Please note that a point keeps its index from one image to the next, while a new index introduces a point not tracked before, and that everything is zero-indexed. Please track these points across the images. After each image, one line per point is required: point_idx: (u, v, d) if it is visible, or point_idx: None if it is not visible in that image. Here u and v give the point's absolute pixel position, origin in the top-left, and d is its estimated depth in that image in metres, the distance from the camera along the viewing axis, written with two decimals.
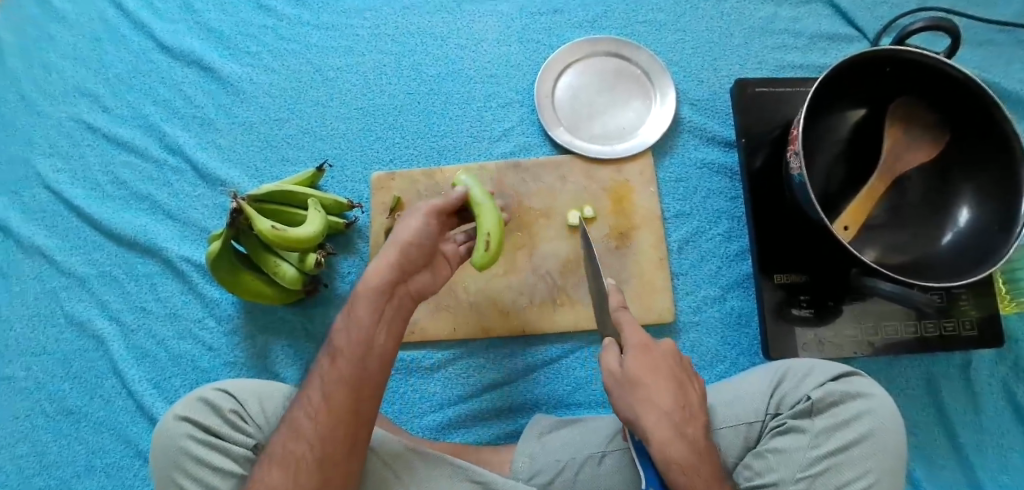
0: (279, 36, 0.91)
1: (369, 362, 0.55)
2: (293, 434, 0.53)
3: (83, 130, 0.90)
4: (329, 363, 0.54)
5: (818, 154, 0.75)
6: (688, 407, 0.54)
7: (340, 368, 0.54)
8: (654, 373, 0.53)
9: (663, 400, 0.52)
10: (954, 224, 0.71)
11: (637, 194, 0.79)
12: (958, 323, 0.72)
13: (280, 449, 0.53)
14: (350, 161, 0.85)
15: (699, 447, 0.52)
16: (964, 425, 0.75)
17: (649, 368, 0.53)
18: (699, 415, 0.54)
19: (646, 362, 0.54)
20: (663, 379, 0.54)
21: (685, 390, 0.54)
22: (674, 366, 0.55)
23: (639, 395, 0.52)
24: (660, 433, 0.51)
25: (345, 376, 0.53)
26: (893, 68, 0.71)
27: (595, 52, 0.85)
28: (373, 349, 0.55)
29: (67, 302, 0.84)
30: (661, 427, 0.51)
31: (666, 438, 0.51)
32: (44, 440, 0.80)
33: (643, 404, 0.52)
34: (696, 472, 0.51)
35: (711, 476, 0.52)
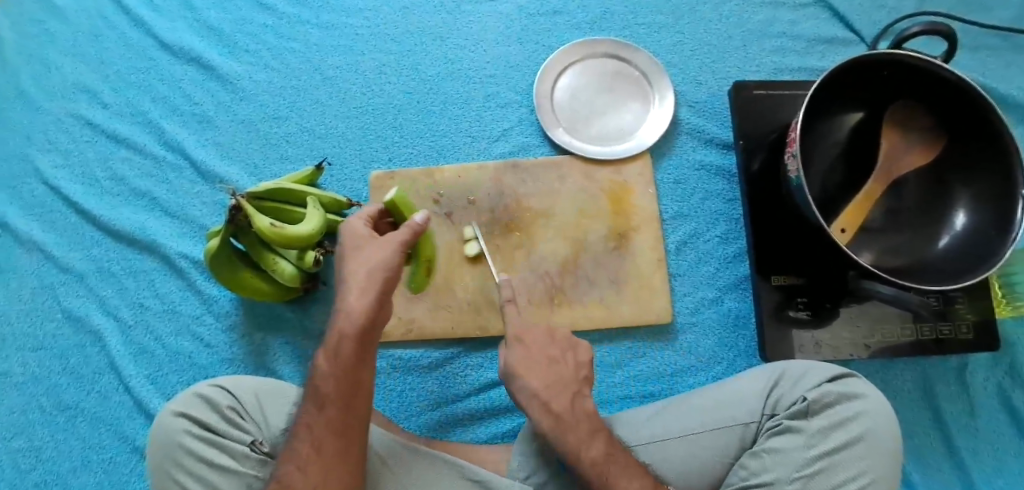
0: (279, 35, 0.91)
1: (356, 402, 0.55)
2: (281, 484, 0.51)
3: (82, 126, 0.90)
4: (316, 408, 0.54)
5: (816, 157, 0.75)
6: (563, 386, 0.60)
7: (325, 418, 0.54)
8: (530, 363, 0.60)
9: (532, 373, 0.59)
10: (950, 227, 0.71)
11: (636, 194, 0.79)
12: (954, 327, 0.73)
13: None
14: (350, 159, 0.85)
15: (568, 416, 0.59)
16: (960, 428, 0.75)
17: (529, 362, 0.60)
18: (574, 384, 0.61)
19: (528, 357, 0.60)
20: (542, 374, 0.60)
21: (558, 369, 0.61)
22: (548, 346, 0.61)
23: (517, 381, 0.59)
24: (533, 409, 0.59)
25: (335, 417, 0.54)
26: (890, 72, 0.71)
27: (594, 53, 0.85)
28: (356, 397, 0.55)
29: (65, 298, 0.84)
30: (535, 408, 0.58)
31: (536, 413, 0.58)
32: (40, 435, 0.80)
33: (523, 394, 0.59)
34: (568, 432, 0.58)
35: (584, 436, 0.58)
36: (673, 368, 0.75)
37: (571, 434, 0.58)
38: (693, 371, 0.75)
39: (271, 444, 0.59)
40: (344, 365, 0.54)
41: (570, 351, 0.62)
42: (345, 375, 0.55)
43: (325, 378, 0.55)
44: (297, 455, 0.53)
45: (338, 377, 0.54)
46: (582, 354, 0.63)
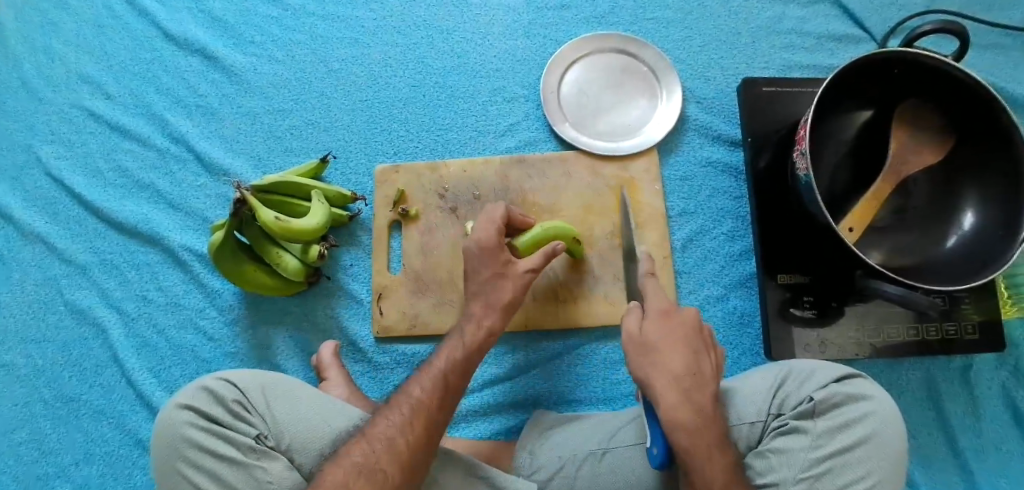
0: (284, 26, 0.90)
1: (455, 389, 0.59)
2: (366, 475, 0.52)
3: (86, 117, 0.90)
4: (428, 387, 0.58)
5: (824, 155, 0.74)
6: (702, 381, 0.55)
7: (419, 419, 0.55)
8: (673, 345, 0.56)
9: (672, 362, 0.55)
10: (958, 227, 0.71)
11: (642, 191, 0.79)
12: (959, 327, 0.72)
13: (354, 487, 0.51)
14: (354, 153, 0.84)
15: (708, 410, 0.53)
16: (963, 428, 0.75)
17: (669, 348, 0.56)
18: (711, 384, 0.56)
19: (669, 344, 0.56)
20: (680, 359, 0.56)
21: (700, 358, 0.56)
22: (692, 332, 0.57)
23: (655, 361, 0.55)
24: (670, 397, 0.53)
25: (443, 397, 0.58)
26: (901, 70, 0.71)
27: (602, 48, 0.85)
28: (448, 406, 0.58)
29: (67, 290, 0.84)
30: (672, 393, 0.53)
31: (677, 404, 0.53)
32: (43, 427, 0.80)
33: (658, 382, 0.54)
34: (703, 432, 0.52)
35: (715, 442, 0.52)
36: None
37: (703, 443, 0.52)
38: None
39: (276, 439, 0.59)
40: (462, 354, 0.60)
41: (709, 349, 0.58)
42: (449, 385, 0.58)
43: (422, 385, 0.58)
44: (384, 450, 0.53)
45: (434, 383, 0.58)
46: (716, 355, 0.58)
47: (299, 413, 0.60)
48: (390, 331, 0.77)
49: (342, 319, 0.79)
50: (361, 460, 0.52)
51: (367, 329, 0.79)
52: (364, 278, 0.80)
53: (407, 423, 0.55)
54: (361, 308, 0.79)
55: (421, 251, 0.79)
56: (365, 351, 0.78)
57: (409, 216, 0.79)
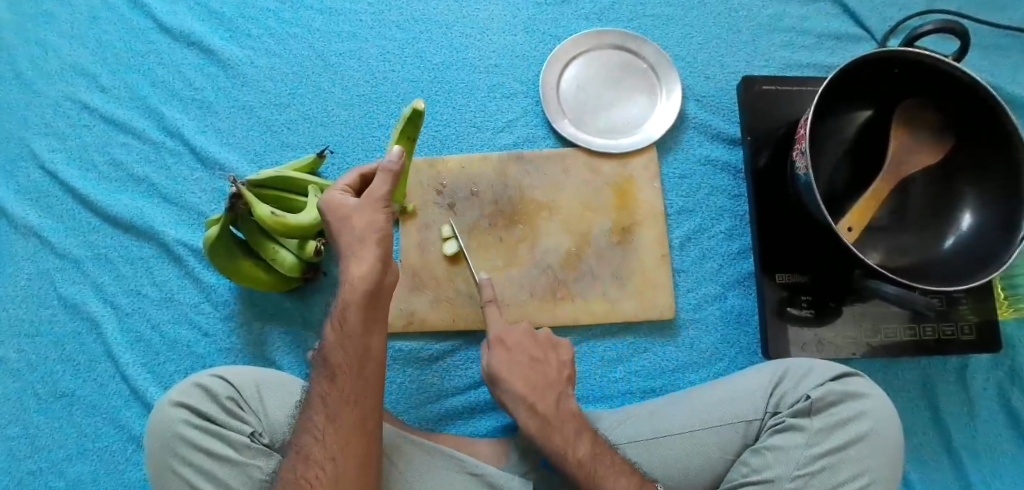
0: (281, 20, 0.89)
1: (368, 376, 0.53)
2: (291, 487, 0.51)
3: (80, 110, 0.89)
4: (327, 382, 0.53)
5: (823, 154, 0.74)
6: (547, 388, 0.61)
7: (326, 417, 0.52)
8: (514, 365, 0.61)
9: (514, 379, 0.60)
10: (956, 228, 0.71)
11: (641, 189, 0.78)
12: (957, 328, 0.73)
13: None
14: (352, 148, 0.84)
15: (554, 415, 0.59)
16: (959, 427, 0.75)
17: (510, 368, 0.61)
18: (558, 386, 0.62)
19: (509, 365, 0.61)
20: (523, 375, 0.61)
21: (540, 370, 0.62)
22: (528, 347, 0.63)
23: (499, 383, 0.60)
24: (519, 412, 0.59)
25: (343, 389, 0.53)
26: (901, 70, 0.70)
27: (601, 44, 0.84)
28: (350, 391, 0.53)
29: (62, 285, 0.83)
30: (520, 409, 0.59)
31: (523, 415, 0.59)
32: (35, 423, 0.79)
33: (507, 401, 0.60)
34: (555, 434, 0.58)
35: (569, 435, 0.58)
36: (674, 364, 0.75)
37: (558, 434, 0.58)
38: (695, 368, 0.75)
39: (270, 435, 0.59)
40: (344, 345, 0.53)
41: (549, 355, 0.63)
42: (344, 366, 0.53)
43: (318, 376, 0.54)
44: (298, 459, 0.52)
45: (332, 377, 0.53)
46: (563, 353, 0.64)
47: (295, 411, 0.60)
48: None
49: None
50: (286, 470, 0.52)
51: None
52: None
53: (312, 424, 0.53)
54: None
55: (417, 246, 0.78)
56: None
57: (407, 212, 0.78)
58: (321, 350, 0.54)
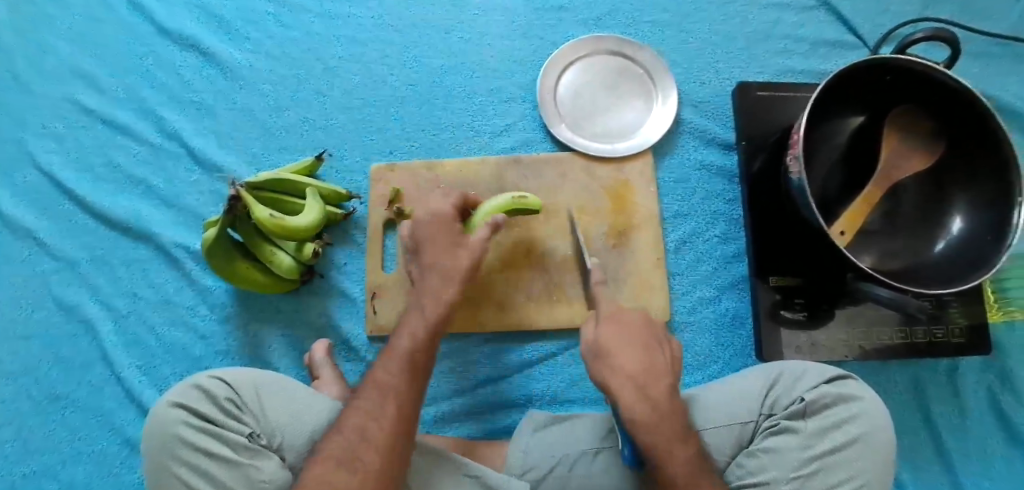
0: (281, 23, 0.90)
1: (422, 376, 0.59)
2: (345, 468, 0.53)
3: (78, 111, 0.89)
4: (388, 374, 0.58)
5: (816, 159, 0.75)
6: (659, 375, 0.54)
7: (391, 404, 0.56)
8: (622, 346, 0.54)
9: (627, 362, 0.54)
10: (947, 232, 0.72)
11: (637, 193, 0.79)
12: (948, 331, 0.74)
13: (334, 481, 0.52)
14: (350, 151, 0.84)
15: (664, 405, 0.53)
16: (950, 430, 0.76)
17: (619, 349, 0.54)
18: (668, 376, 0.55)
19: (618, 346, 0.54)
20: (634, 358, 0.54)
21: (653, 355, 0.55)
22: (642, 331, 0.56)
23: (608, 362, 0.54)
24: (626, 398, 0.53)
25: (407, 382, 0.58)
26: (893, 77, 0.72)
27: (599, 50, 0.85)
28: (416, 388, 0.58)
29: (57, 287, 0.83)
30: (628, 392, 0.53)
31: (634, 402, 0.53)
32: (30, 425, 0.79)
33: (613, 385, 0.53)
34: (661, 427, 0.53)
35: (675, 436, 0.53)
36: None
37: (665, 429, 0.53)
38: (690, 370, 0.75)
39: (269, 437, 0.59)
40: (415, 344, 0.59)
41: (664, 342, 0.57)
42: (410, 360, 0.59)
43: (389, 368, 0.58)
44: (358, 440, 0.54)
45: (404, 368, 0.58)
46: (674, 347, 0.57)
47: (293, 412, 0.60)
48: (384, 330, 0.77)
49: (334, 317, 0.79)
50: (337, 449, 0.54)
51: (362, 328, 0.78)
52: (358, 277, 0.80)
53: (378, 408, 0.56)
54: (355, 307, 0.79)
55: None
56: (359, 350, 0.78)
57: (404, 215, 0.78)
58: (384, 350, 0.60)
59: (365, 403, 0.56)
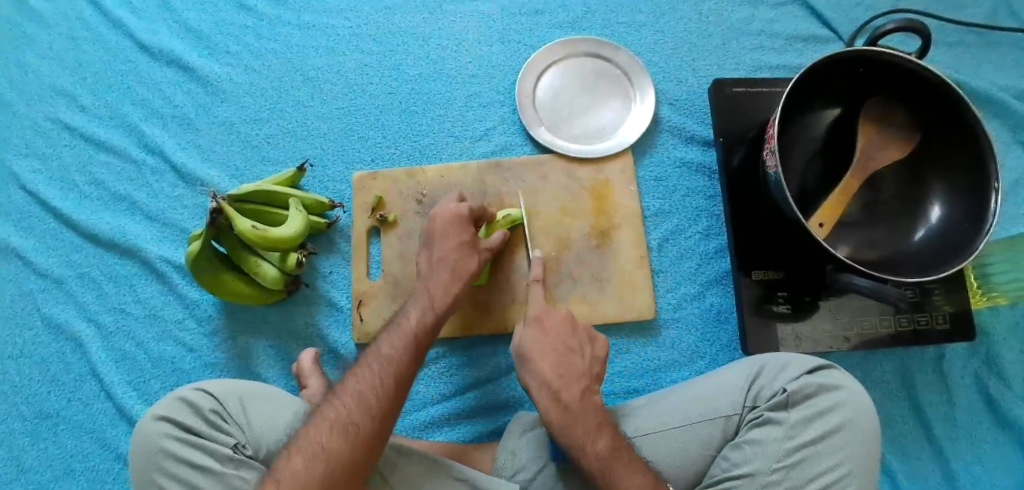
0: (260, 36, 0.90)
1: (420, 354, 0.60)
2: (339, 434, 0.51)
3: (60, 130, 0.89)
4: (387, 344, 0.59)
5: (794, 153, 0.76)
6: (574, 379, 0.62)
7: (390, 375, 0.56)
8: (545, 352, 0.63)
9: (542, 367, 0.62)
10: (927, 220, 0.73)
11: (618, 192, 0.80)
12: (931, 318, 0.74)
13: (330, 444, 0.51)
14: (332, 160, 0.85)
15: (576, 407, 0.60)
16: (938, 417, 0.77)
17: (543, 356, 0.63)
18: (585, 379, 0.62)
19: (542, 352, 0.63)
20: (554, 363, 0.63)
21: (571, 359, 0.63)
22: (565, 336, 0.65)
23: (530, 366, 0.62)
24: (542, 400, 0.60)
25: (405, 354, 0.58)
26: (866, 69, 0.72)
27: (576, 52, 0.86)
28: (414, 365, 0.58)
29: (44, 305, 0.83)
30: (544, 396, 0.60)
31: (548, 404, 0.60)
32: (21, 445, 0.79)
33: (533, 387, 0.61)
34: (575, 425, 0.58)
35: (589, 430, 0.58)
36: (656, 364, 0.76)
37: (578, 427, 0.58)
38: (676, 367, 0.76)
39: (254, 447, 0.59)
40: (418, 323, 0.61)
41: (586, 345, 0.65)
42: (410, 333, 0.60)
43: (393, 344, 0.58)
44: (357, 405, 0.53)
45: (406, 344, 0.59)
46: (598, 349, 0.66)
47: (276, 420, 0.60)
48: (370, 337, 0.77)
49: (321, 326, 0.79)
50: (331, 414, 0.53)
51: (348, 336, 0.78)
52: (344, 285, 0.80)
53: (378, 377, 0.55)
54: (342, 315, 0.79)
55: (399, 256, 0.79)
56: (347, 358, 0.78)
57: (387, 222, 0.79)
58: (386, 328, 0.61)
59: (361, 370, 0.56)
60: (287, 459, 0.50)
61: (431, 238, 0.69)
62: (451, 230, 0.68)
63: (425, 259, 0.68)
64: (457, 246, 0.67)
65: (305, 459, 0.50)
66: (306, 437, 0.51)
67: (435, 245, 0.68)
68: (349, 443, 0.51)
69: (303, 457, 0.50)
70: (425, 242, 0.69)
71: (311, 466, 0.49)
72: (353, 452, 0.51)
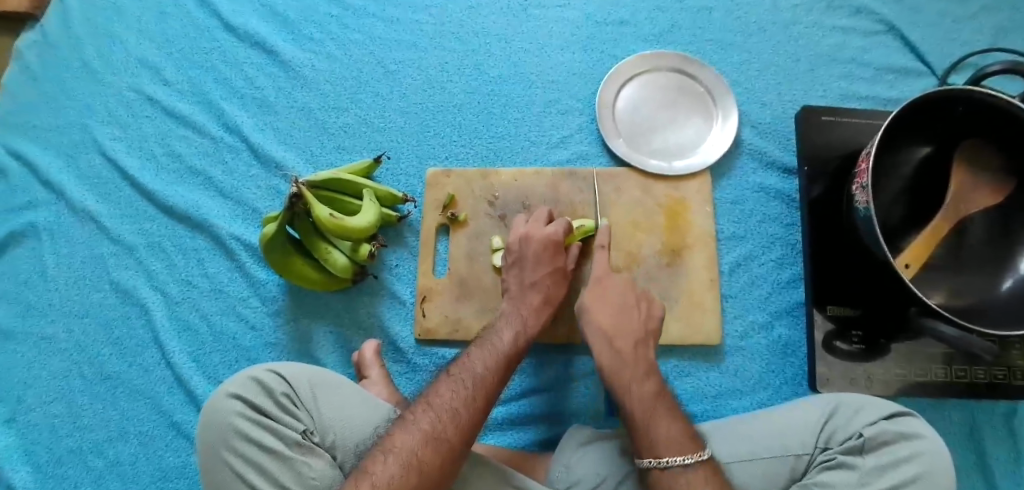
0: (344, 25, 0.91)
1: (507, 374, 0.61)
2: (432, 445, 0.52)
3: (143, 101, 0.92)
4: (477, 358, 0.60)
5: (880, 189, 0.74)
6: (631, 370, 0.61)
7: (482, 392, 0.56)
8: (604, 343, 0.63)
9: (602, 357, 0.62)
10: (1014, 271, 0.69)
11: (693, 212, 0.78)
12: (1009, 372, 0.71)
13: (425, 456, 0.51)
14: (406, 154, 0.85)
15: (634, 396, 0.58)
16: (1006, 475, 0.74)
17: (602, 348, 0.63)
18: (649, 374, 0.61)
19: (601, 344, 0.63)
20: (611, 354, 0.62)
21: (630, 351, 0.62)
22: (624, 331, 0.64)
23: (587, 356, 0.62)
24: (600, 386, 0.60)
25: (493, 374, 0.59)
26: (966, 108, 0.69)
27: (659, 67, 0.85)
28: (502, 385, 0.59)
29: (114, 269, 0.85)
30: (602, 383, 0.60)
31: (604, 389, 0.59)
32: (80, 402, 0.81)
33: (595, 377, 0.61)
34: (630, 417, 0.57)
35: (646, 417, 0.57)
36: (717, 390, 0.74)
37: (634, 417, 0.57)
38: (738, 395, 0.74)
39: (321, 435, 0.59)
40: (508, 343, 0.63)
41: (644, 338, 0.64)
42: (500, 352, 0.61)
43: (485, 361, 0.59)
44: (451, 420, 0.53)
45: (496, 363, 0.60)
46: (656, 348, 0.65)
47: (343, 410, 0.60)
48: (431, 334, 0.78)
49: (383, 318, 0.80)
50: (423, 426, 0.53)
51: (409, 331, 0.79)
52: (408, 279, 0.81)
53: (471, 394, 0.56)
54: (404, 308, 0.80)
55: (467, 256, 0.79)
56: (406, 353, 0.78)
57: (458, 221, 0.80)
58: (475, 343, 0.63)
59: (451, 382, 0.57)
60: (376, 462, 0.50)
61: (522, 261, 0.71)
62: (545, 256, 0.70)
63: (516, 282, 0.70)
64: (551, 273, 0.70)
65: (401, 468, 0.50)
66: (400, 444, 0.52)
67: (526, 267, 0.70)
68: (442, 458, 0.51)
69: (397, 464, 0.50)
70: (516, 262, 0.71)
71: (406, 474, 0.50)
72: (442, 467, 0.51)
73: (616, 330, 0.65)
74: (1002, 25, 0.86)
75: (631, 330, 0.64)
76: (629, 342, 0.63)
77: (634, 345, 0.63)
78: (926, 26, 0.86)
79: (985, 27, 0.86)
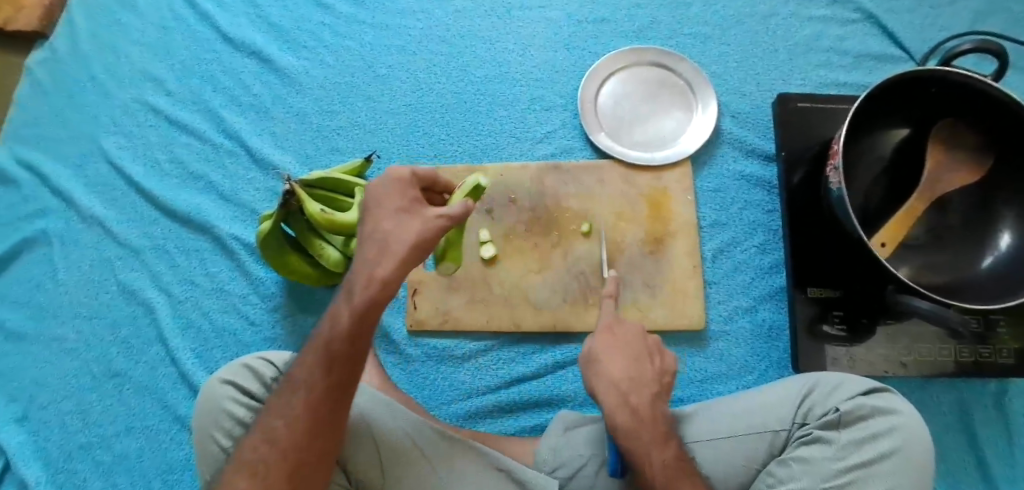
0: (336, 33, 0.95)
1: (342, 356, 0.51)
2: (271, 446, 0.50)
3: (146, 112, 0.96)
4: (313, 345, 0.51)
5: (857, 172, 0.75)
6: (644, 384, 0.57)
7: (316, 386, 0.50)
8: (615, 354, 0.59)
9: (613, 368, 0.58)
10: (996, 247, 0.70)
11: (675, 201, 0.80)
12: (994, 351, 0.71)
13: (265, 460, 0.50)
14: (396, 154, 0.88)
15: (646, 412, 0.56)
16: (997, 455, 0.74)
17: (613, 356, 0.58)
18: (653, 385, 0.58)
19: (611, 353, 0.59)
20: (623, 365, 0.58)
21: (641, 365, 0.58)
22: (634, 342, 0.60)
23: (596, 368, 0.58)
24: (610, 401, 0.56)
25: (321, 362, 0.50)
26: (938, 89, 0.71)
27: (640, 62, 0.87)
28: (340, 369, 0.51)
29: (121, 271, 0.89)
30: (612, 397, 0.56)
31: (615, 406, 0.55)
32: (89, 399, 0.84)
33: (600, 388, 0.57)
34: (639, 434, 0.55)
35: (656, 438, 0.55)
36: (704, 375, 0.75)
37: (644, 431, 0.55)
38: (726, 379, 0.75)
39: None
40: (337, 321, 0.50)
41: (653, 352, 0.60)
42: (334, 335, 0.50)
43: (314, 347, 0.51)
44: (284, 420, 0.50)
45: (324, 348, 0.51)
46: (666, 360, 0.60)
47: None
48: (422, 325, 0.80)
49: None
50: (265, 427, 0.51)
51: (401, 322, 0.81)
52: None
53: (305, 389, 0.50)
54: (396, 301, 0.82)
55: None
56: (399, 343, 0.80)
57: None
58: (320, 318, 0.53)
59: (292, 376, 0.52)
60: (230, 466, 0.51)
61: None
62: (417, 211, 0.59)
63: None
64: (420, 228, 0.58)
65: (246, 477, 0.49)
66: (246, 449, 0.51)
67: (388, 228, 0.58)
68: (280, 459, 0.49)
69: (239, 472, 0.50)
70: None
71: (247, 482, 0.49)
72: (281, 469, 0.49)
73: (629, 383, 0.57)
74: (979, 10, 0.87)
75: (645, 385, 0.57)
76: (645, 398, 0.57)
77: (650, 400, 0.57)
78: (903, 13, 0.88)
79: (962, 13, 0.87)
